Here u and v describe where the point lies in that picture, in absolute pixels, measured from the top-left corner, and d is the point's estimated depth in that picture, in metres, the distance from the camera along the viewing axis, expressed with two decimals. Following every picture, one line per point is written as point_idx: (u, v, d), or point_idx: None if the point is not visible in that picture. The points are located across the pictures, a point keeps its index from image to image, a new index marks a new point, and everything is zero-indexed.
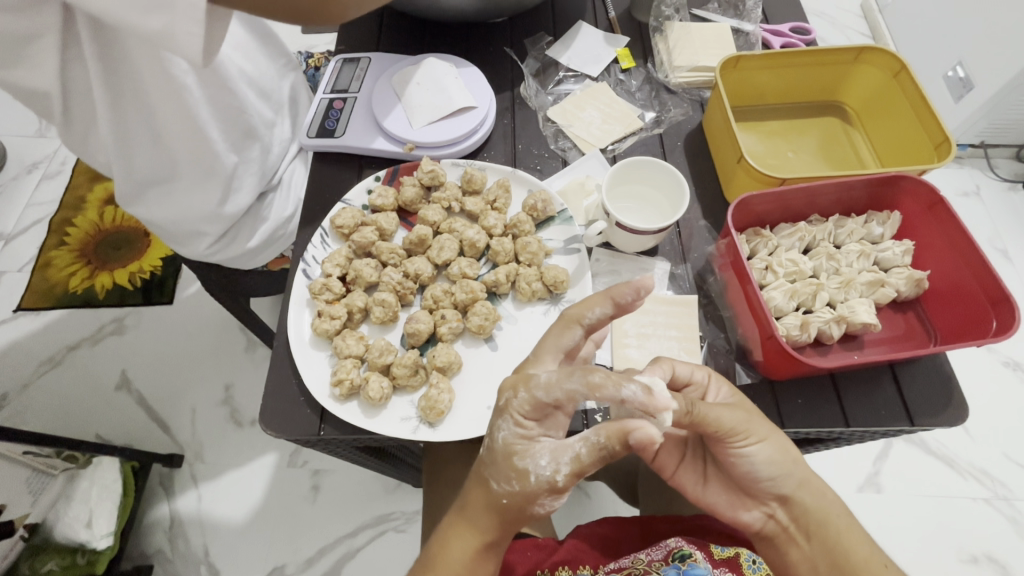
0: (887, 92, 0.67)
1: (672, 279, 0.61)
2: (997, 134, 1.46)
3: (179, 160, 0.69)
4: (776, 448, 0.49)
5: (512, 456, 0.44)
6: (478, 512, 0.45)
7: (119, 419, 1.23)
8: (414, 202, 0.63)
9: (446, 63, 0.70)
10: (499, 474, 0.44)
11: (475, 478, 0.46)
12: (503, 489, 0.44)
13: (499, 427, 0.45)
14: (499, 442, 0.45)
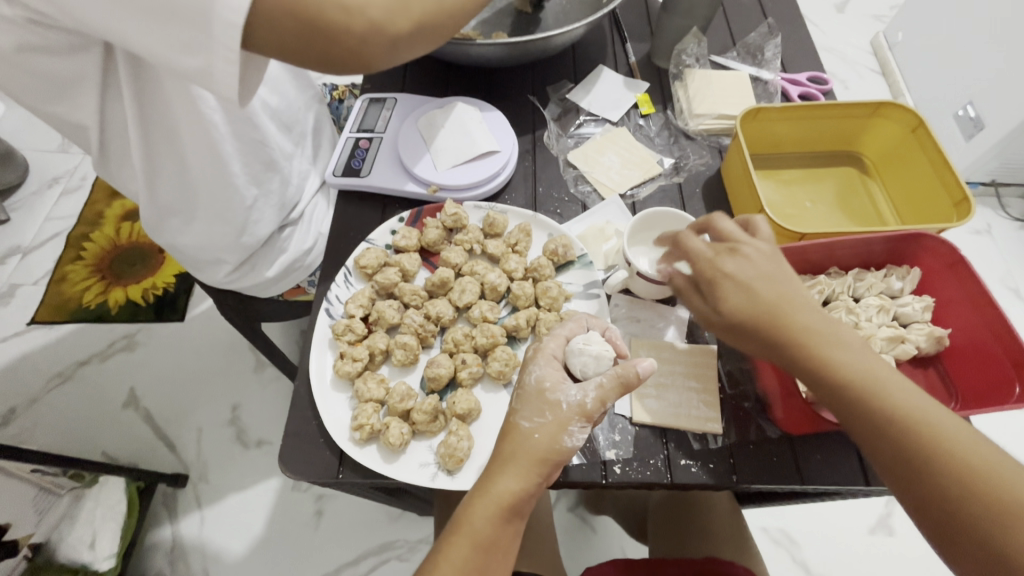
0: (905, 146, 0.68)
1: (691, 328, 0.61)
2: (1008, 174, 1.47)
3: (202, 193, 0.70)
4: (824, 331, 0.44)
5: (543, 392, 0.49)
6: (497, 461, 0.47)
7: (126, 437, 1.23)
8: (436, 243, 0.64)
9: (471, 107, 0.72)
10: (528, 412, 0.49)
11: (501, 436, 0.49)
12: (534, 425, 0.48)
13: (527, 370, 0.52)
14: (532, 381, 0.51)
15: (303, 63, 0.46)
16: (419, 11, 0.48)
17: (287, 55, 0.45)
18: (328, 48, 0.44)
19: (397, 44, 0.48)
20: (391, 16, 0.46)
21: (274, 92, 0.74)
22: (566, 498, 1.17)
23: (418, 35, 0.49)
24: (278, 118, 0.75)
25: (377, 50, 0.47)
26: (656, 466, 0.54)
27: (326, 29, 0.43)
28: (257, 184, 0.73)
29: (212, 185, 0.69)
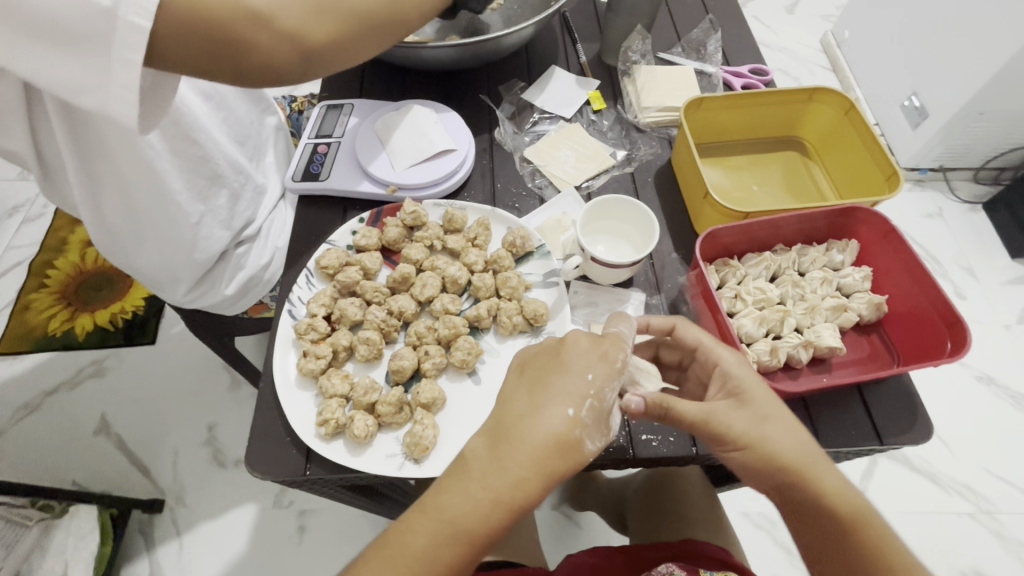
0: (840, 128, 0.72)
1: (647, 309, 0.63)
2: (953, 159, 1.55)
3: (148, 219, 0.77)
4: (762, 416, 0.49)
5: (610, 414, 0.47)
6: (539, 476, 0.44)
7: (99, 465, 1.21)
8: (397, 241, 0.65)
9: (427, 109, 0.73)
10: (595, 433, 0.46)
11: (547, 443, 0.44)
12: (594, 449, 0.46)
13: (609, 385, 0.47)
14: (610, 401, 0.47)
15: (210, 77, 0.50)
16: (334, 28, 0.52)
17: (195, 70, 0.49)
18: (239, 62, 0.48)
19: (311, 58, 0.53)
20: (300, 29, 0.50)
21: (222, 110, 0.83)
22: (551, 497, 1.18)
23: (332, 50, 0.54)
24: (227, 134, 0.84)
25: (286, 62, 0.51)
26: (618, 443, 0.56)
27: (237, 44, 0.47)
28: (202, 202, 0.81)
29: (157, 207, 0.76)
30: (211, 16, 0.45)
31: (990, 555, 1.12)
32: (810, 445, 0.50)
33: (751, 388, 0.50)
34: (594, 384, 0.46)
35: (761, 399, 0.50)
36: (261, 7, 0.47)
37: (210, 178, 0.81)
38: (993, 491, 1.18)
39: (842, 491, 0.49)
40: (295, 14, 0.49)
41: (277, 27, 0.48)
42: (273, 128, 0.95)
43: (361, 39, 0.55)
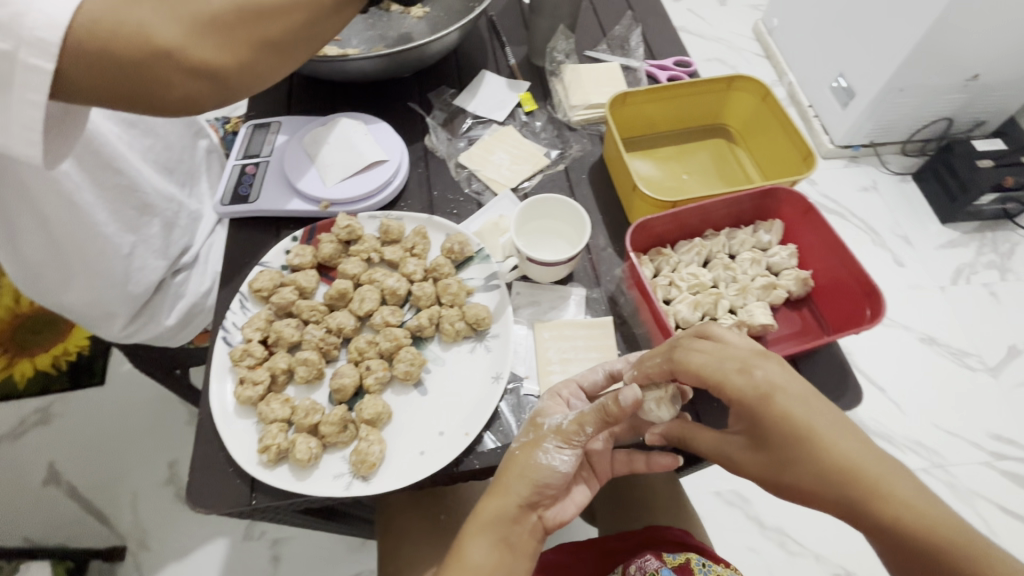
0: (759, 113, 0.75)
1: (588, 304, 0.64)
2: (883, 134, 1.63)
3: (74, 255, 0.73)
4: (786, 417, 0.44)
5: (536, 420, 0.53)
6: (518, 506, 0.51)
7: (50, 518, 1.15)
8: (333, 257, 0.64)
9: (355, 121, 0.72)
10: (520, 434, 0.54)
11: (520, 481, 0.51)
12: (517, 444, 0.53)
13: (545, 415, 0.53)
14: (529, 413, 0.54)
15: (125, 111, 0.49)
16: (250, 53, 0.51)
17: (107, 104, 0.48)
18: (154, 96, 0.48)
19: (229, 85, 0.51)
20: (215, 59, 0.49)
21: (147, 136, 0.80)
22: None
23: (250, 75, 0.52)
24: (154, 160, 0.81)
25: (206, 94, 0.50)
26: None
27: (146, 79, 0.46)
28: (132, 232, 0.77)
29: (81, 241, 0.72)
30: (119, 53, 0.44)
31: None
32: (890, 466, 0.41)
33: (795, 407, 0.44)
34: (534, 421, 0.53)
35: (813, 417, 0.43)
36: (166, 40, 0.46)
37: (139, 207, 0.78)
38: (942, 445, 1.24)
39: (934, 524, 0.39)
40: (204, 43, 0.48)
41: (191, 59, 0.47)
42: (205, 151, 0.92)
43: (282, 61, 0.55)
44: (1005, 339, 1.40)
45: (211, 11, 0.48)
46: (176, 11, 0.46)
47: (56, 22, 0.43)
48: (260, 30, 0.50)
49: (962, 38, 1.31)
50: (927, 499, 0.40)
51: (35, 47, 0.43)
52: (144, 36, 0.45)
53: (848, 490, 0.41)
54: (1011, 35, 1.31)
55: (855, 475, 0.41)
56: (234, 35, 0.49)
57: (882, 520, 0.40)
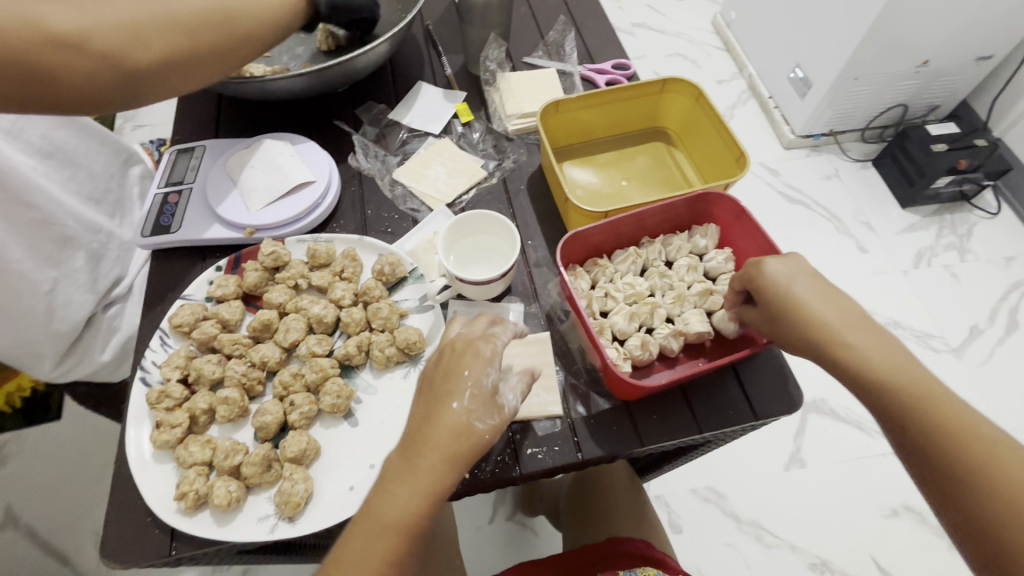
0: (694, 115, 0.74)
1: (526, 320, 0.63)
2: (842, 122, 1.64)
3: None
4: (805, 287, 0.51)
5: (495, 396, 0.48)
6: (442, 460, 0.45)
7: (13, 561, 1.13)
8: (258, 286, 0.62)
9: (281, 142, 0.70)
10: (482, 414, 0.47)
11: (444, 433, 0.46)
12: (486, 429, 0.47)
13: (487, 372, 0.48)
14: (489, 384, 0.48)
15: (23, 108, 0.49)
16: (161, 49, 0.53)
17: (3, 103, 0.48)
18: (52, 88, 0.49)
19: (138, 82, 0.53)
20: (123, 54, 0.51)
21: (65, 166, 0.76)
22: (504, 507, 1.15)
23: (162, 74, 0.54)
24: (76, 191, 0.78)
25: (112, 90, 0.52)
26: (504, 463, 0.54)
27: (44, 68, 0.47)
28: (55, 267, 0.74)
29: None
30: (14, 45, 0.45)
31: (916, 490, 1.18)
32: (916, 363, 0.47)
33: (784, 280, 0.51)
34: (474, 377, 0.48)
35: (841, 313, 0.50)
36: (65, 27, 0.48)
37: (59, 241, 0.74)
38: None
39: (903, 374, 0.46)
40: (110, 33, 0.50)
41: (94, 53, 0.49)
42: (138, 178, 0.88)
43: (199, 66, 0.57)
44: (967, 319, 1.42)
45: (119, 8, 0.51)
46: (76, 7, 0.49)
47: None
48: (172, 29, 0.54)
49: (914, 23, 1.32)
50: (891, 354, 0.47)
51: None
52: (38, 25, 0.46)
53: (875, 379, 0.47)
54: (956, 20, 1.33)
55: (880, 373, 0.47)
56: (142, 29, 0.52)
57: (905, 408, 0.45)
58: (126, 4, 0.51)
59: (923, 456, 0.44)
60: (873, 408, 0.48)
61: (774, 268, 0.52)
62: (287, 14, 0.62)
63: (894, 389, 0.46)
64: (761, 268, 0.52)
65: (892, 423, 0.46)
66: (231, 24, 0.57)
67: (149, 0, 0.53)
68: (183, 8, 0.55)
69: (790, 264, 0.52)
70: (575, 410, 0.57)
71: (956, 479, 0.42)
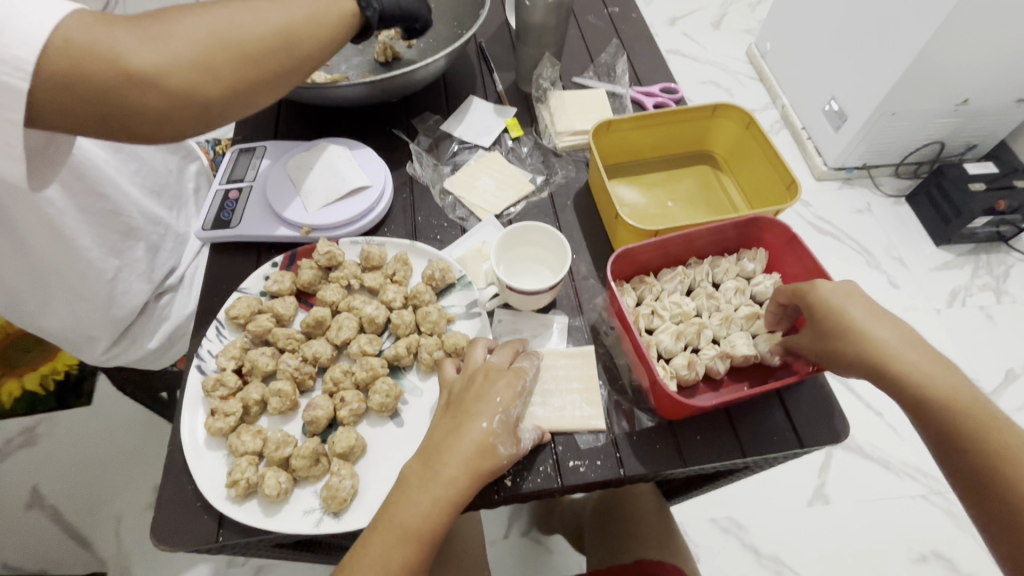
0: (743, 141, 0.75)
1: (570, 332, 0.63)
2: (876, 157, 1.63)
3: (53, 278, 0.73)
4: (861, 311, 0.51)
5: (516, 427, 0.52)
6: (467, 476, 0.48)
7: (36, 543, 1.16)
8: (312, 283, 0.63)
9: (340, 147, 0.73)
10: (505, 441, 0.51)
11: (469, 450, 0.49)
12: (505, 455, 0.50)
13: (515, 402, 0.52)
14: (514, 413, 0.52)
15: (105, 136, 0.51)
16: (230, 79, 0.53)
17: (87, 130, 0.50)
18: (130, 121, 0.50)
19: (209, 110, 0.53)
20: (195, 85, 0.51)
21: (132, 160, 0.80)
22: (519, 523, 1.14)
23: (231, 102, 0.54)
24: (140, 184, 0.81)
25: (186, 117, 0.52)
26: (545, 472, 0.55)
27: (120, 103, 0.48)
28: (116, 256, 0.77)
29: (61, 265, 0.72)
30: (96, 81, 0.46)
31: (946, 536, 1.14)
32: (978, 393, 0.47)
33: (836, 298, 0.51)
34: (504, 405, 0.51)
35: (891, 333, 0.49)
36: (140, 65, 0.47)
37: (123, 232, 0.78)
38: None
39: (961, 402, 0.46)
40: (181, 68, 0.49)
41: (168, 86, 0.49)
42: (194, 175, 0.92)
43: (267, 89, 0.56)
44: (1001, 362, 1.39)
45: (191, 42, 0.50)
46: (153, 40, 0.49)
47: (32, 37, 0.44)
48: (239, 59, 0.53)
49: (955, 62, 1.32)
50: (951, 381, 0.47)
51: (11, 64, 0.44)
52: (117, 62, 0.46)
53: (934, 402, 0.47)
54: (999, 61, 1.33)
55: (938, 399, 0.47)
56: (213, 61, 0.51)
57: (965, 437, 0.45)
58: (197, 36, 0.50)
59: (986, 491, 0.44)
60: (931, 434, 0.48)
61: (829, 288, 0.52)
62: (349, 27, 0.60)
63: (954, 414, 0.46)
64: (812, 288, 0.53)
65: (947, 452, 0.47)
66: (297, 47, 0.56)
67: (218, 30, 0.51)
68: (252, 32, 0.53)
69: (846, 288, 0.52)
70: (619, 426, 0.57)
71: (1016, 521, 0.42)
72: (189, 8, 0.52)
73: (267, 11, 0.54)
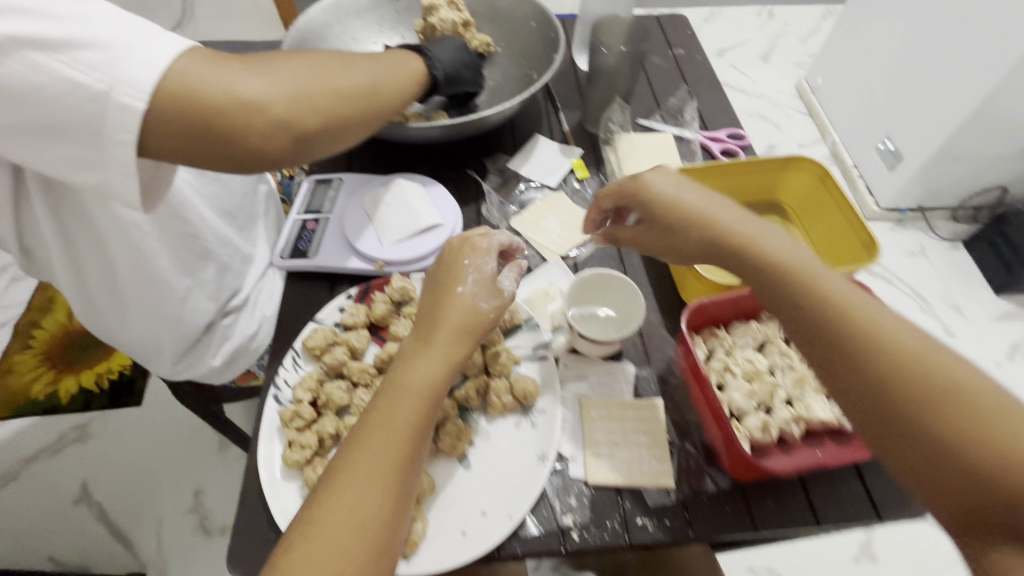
0: (817, 194, 0.74)
1: (637, 382, 0.63)
2: (932, 199, 1.57)
3: (132, 295, 0.76)
4: (722, 213, 0.54)
5: (494, 281, 0.58)
6: (456, 335, 0.53)
7: (81, 539, 1.20)
8: (384, 317, 0.65)
9: (414, 183, 0.75)
10: (482, 295, 0.57)
11: (458, 314, 0.54)
12: (487, 305, 0.56)
13: (484, 260, 0.59)
14: (488, 267, 0.59)
15: (195, 163, 0.48)
16: (326, 113, 0.54)
17: (178, 154, 0.47)
18: (233, 149, 0.48)
19: (304, 142, 0.53)
20: (298, 116, 0.51)
21: (213, 183, 0.83)
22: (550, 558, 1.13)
23: (324, 135, 0.55)
24: (215, 208, 0.83)
25: (285, 147, 0.51)
26: (612, 528, 0.54)
27: (232, 126, 0.46)
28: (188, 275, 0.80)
29: (140, 283, 0.75)
30: (210, 105, 0.45)
31: None
32: (895, 322, 0.42)
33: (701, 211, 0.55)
34: (475, 266, 0.58)
35: (777, 243, 0.50)
36: (256, 95, 0.48)
37: (198, 253, 0.81)
38: None
39: (863, 322, 0.43)
40: (288, 100, 0.50)
41: (275, 115, 0.49)
42: (264, 197, 0.94)
43: (353, 128, 0.58)
44: None
45: (295, 77, 0.52)
46: (262, 75, 0.49)
47: (158, 66, 0.43)
48: (335, 95, 0.55)
49: None
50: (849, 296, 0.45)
51: (132, 86, 0.42)
52: (233, 91, 0.46)
53: (830, 320, 0.44)
54: None
55: (823, 305, 0.45)
56: (313, 96, 0.52)
57: (857, 363, 0.42)
58: (299, 72, 0.53)
59: (899, 431, 0.39)
60: (821, 359, 0.45)
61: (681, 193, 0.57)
62: (415, 86, 0.67)
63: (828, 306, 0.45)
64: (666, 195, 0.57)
65: (850, 388, 0.42)
66: (378, 93, 0.60)
67: (317, 72, 0.54)
68: (344, 77, 0.56)
69: (699, 191, 0.57)
70: (690, 485, 0.56)
71: (934, 455, 0.37)
72: (286, 55, 0.55)
73: (353, 62, 0.59)
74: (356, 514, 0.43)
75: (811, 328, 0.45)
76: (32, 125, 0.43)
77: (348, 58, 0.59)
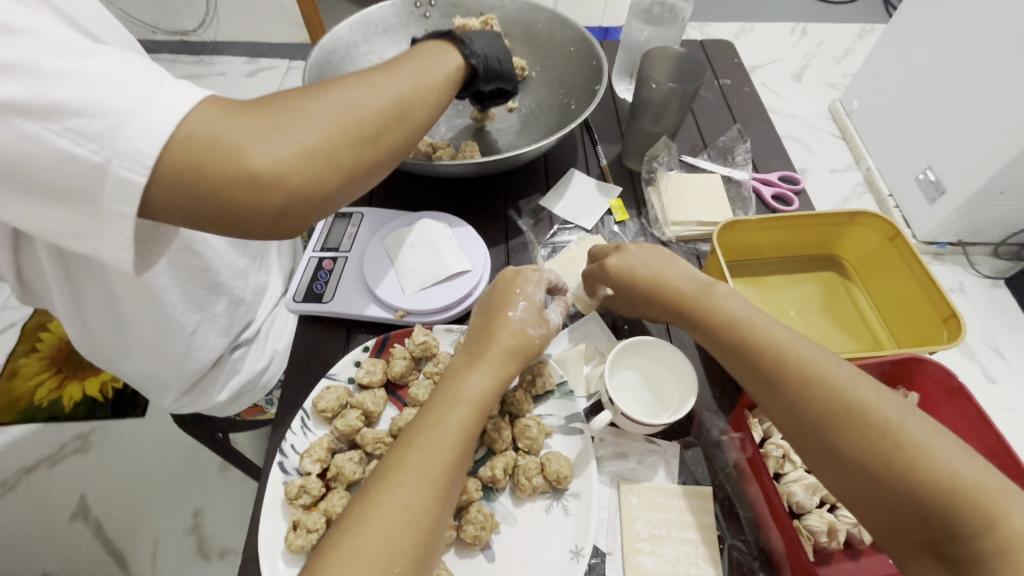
0: (884, 253, 0.67)
1: (682, 465, 0.56)
2: (973, 234, 1.37)
3: (137, 334, 0.71)
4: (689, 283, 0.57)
5: (542, 310, 0.57)
6: (506, 360, 0.53)
7: (73, 557, 1.14)
8: (403, 375, 0.59)
9: (440, 223, 0.69)
10: (530, 321, 0.56)
11: (509, 339, 0.54)
12: (533, 330, 0.56)
13: (535, 289, 0.58)
14: (537, 296, 0.58)
15: (214, 232, 0.44)
16: (348, 164, 0.46)
17: (195, 225, 0.43)
18: (248, 223, 0.43)
19: (328, 201, 0.46)
20: (317, 177, 0.44)
21: None
22: None
23: (348, 189, 0.47)
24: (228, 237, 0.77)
25: (308, 210, 0.45)
26: None
27: (241, 201, 0.41)
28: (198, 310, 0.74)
29: (147, 320, 0.69)
30: (216, 180, 0.40)
31: None
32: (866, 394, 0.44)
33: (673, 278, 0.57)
34: (527, 294, 0.57)
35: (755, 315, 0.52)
36: (267, 162, 0.41)
37: (209, 287, 0.74)
38: None
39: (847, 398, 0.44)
40: (307, 158, 0.43)
41: (289, 186, 0.42)
42: None
43: (379, 171, 0.50)
44: None
45: (316, 131, 0.44)
46: (274, 133, 0.42)
47: (159, 131, 0.37)
48: (361, 143, 0.46)
49: None
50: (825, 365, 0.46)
51: (131, 158, 0.37)
52: (239, 162, 0.40)
53: (810, 393, 0.45)
54: None
55: (797, 378, 0.46)
56: (335, 150, 0.44)
57: (839, 434, 0.43)
58: (320, 122, 0.44)
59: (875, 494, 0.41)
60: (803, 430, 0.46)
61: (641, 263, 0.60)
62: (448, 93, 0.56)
63: (805, 392, 0.45)
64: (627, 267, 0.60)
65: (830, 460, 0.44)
66: (408, 118, 0.51)
67: (339, 113, 0.45)
68: (370, 112, 0.47)
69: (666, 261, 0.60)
70: None
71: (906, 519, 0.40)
72: (307, 88, 0.46)
73: (381, 83, 0.49)
74: (405, 512, 0.42)
75: (800, 405, 0.46)
76: (25, 189, 0.37)
77: (372, 76, 0.49)
